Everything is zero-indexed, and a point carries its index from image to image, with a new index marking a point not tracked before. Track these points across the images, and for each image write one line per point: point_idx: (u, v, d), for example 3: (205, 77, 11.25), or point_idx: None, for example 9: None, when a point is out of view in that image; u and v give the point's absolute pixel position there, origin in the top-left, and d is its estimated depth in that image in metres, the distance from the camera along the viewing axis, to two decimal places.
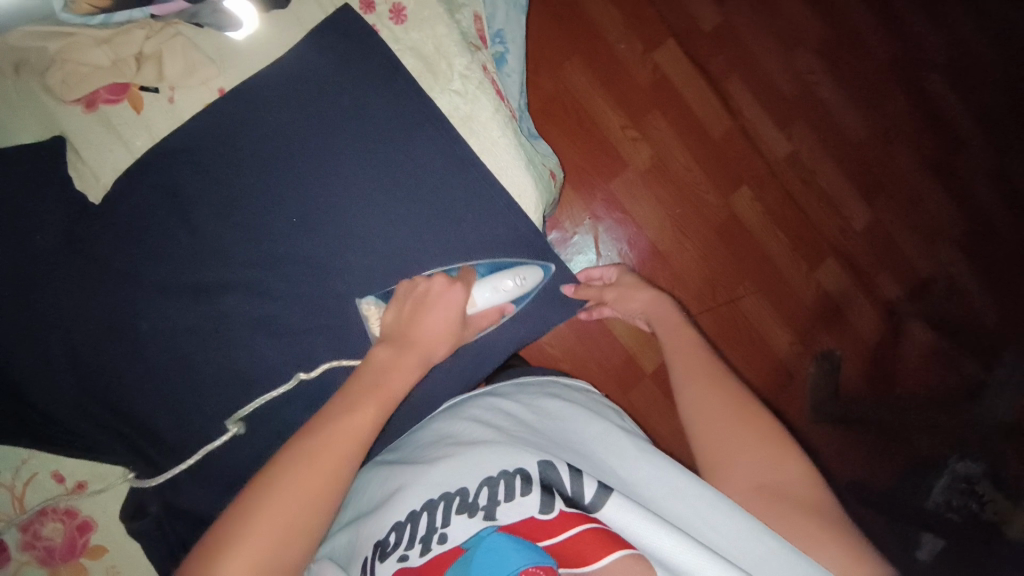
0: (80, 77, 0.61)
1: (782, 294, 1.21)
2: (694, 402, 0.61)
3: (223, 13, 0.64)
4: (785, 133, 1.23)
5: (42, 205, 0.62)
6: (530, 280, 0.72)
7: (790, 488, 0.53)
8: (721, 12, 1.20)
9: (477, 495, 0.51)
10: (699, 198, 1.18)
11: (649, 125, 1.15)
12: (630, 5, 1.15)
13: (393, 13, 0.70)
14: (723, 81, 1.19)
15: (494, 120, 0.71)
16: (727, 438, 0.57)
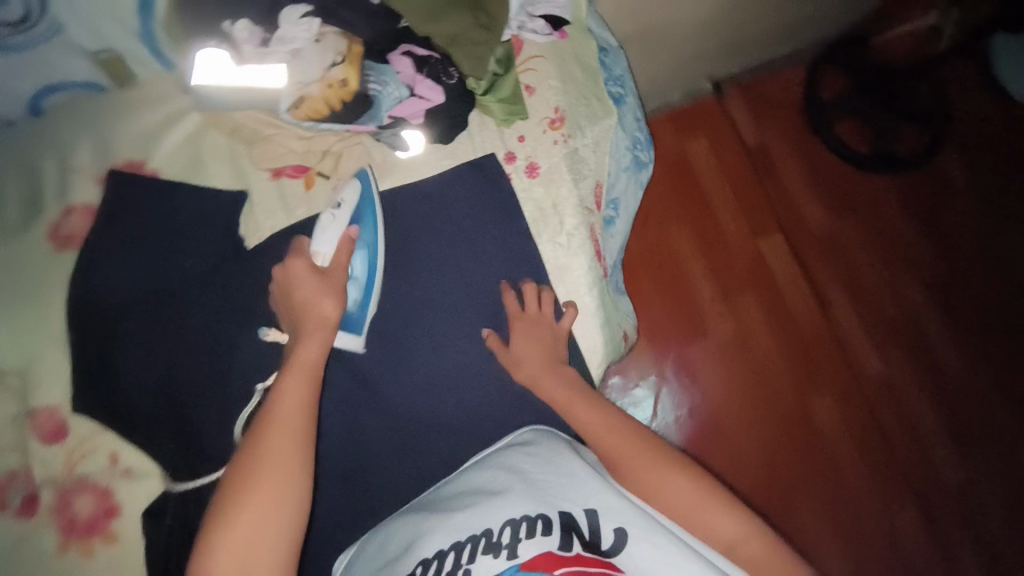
0: (278, 157, 0.78)
1: (842, 518, 1.10)
2: (637, 475, 0.60)
3: (397, 137, 0.77)
4: (882, 355, 1.19)
5: (209, 234, 0.76)
6: (352, 196, 0.73)
7: (749, 547, 0.54)
8: (838, 221, 1.25)
9: (500, 534, 0.55)
10: (773, 392, 1.15)
11: (738, 303, 1.19)
12: (747, 193, 1.24)
13: (528, 168, 0.81)
14: (823, 281, 1.22)
15: (585, 277, 0.80)
16: (681, 502, 0.58)
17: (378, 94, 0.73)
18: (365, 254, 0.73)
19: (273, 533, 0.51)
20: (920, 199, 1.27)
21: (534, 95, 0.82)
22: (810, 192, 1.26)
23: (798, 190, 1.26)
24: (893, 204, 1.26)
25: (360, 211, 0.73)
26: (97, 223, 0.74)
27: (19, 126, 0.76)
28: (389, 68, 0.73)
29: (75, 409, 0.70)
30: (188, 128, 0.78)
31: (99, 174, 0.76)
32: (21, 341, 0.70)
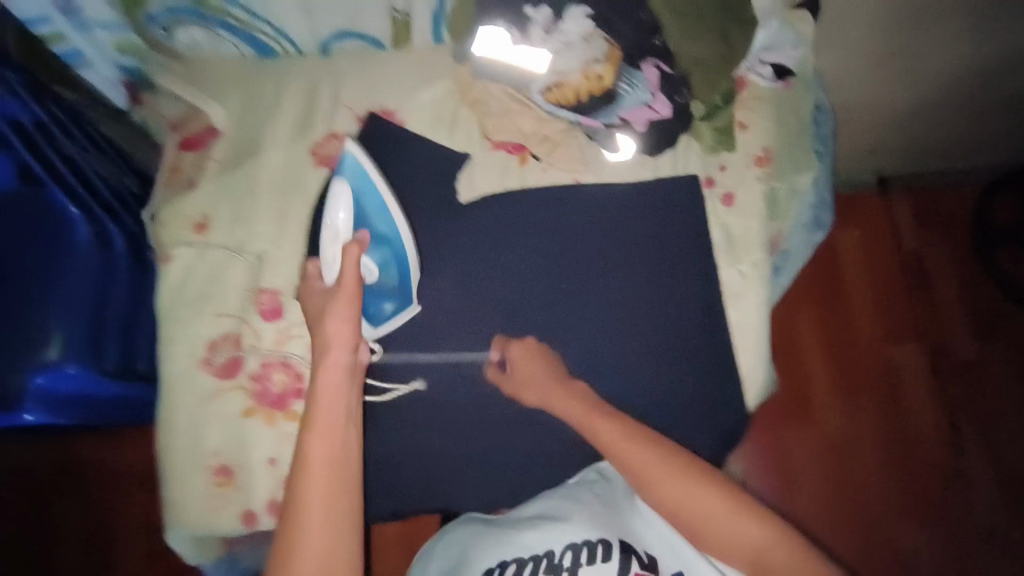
0: (504, 131, 0.87)
1: None
2: (663, 493, 0.61)
3: (614, 139, 0.85)
4: (999, 498, 1.10)
5: (432, 184, 0.88)
6: (340, 192, 0.74)
7: (779, 555, 0.55)
8: (984, 352, 1.17)
9: (561, 557, 0.59)
10: (869, 506, 1.09)
11: (855, 402, 1.14)
12: (891, 295, 1.19)
13: (724, 196, 0.84)
14: (953, 410, 1.14)
15: (757, 309, 0.81)
16: (707, 511, 0.59)
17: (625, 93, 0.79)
18: (381, 247, 0.75)
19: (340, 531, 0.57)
20: None
21: (746, 132, 0.86)
22: (961, 314, 1.19)
23: (947, 302, 1.19)
24: None
25: (360, 209, 0.74)
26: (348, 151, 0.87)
27: (303, 57, 0.91)
28: (641, 73, 0.79)
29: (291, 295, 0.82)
30: (439, 93, 0.91)
31: (360, 113, 0.90)
32: (268, 230, 0.84)
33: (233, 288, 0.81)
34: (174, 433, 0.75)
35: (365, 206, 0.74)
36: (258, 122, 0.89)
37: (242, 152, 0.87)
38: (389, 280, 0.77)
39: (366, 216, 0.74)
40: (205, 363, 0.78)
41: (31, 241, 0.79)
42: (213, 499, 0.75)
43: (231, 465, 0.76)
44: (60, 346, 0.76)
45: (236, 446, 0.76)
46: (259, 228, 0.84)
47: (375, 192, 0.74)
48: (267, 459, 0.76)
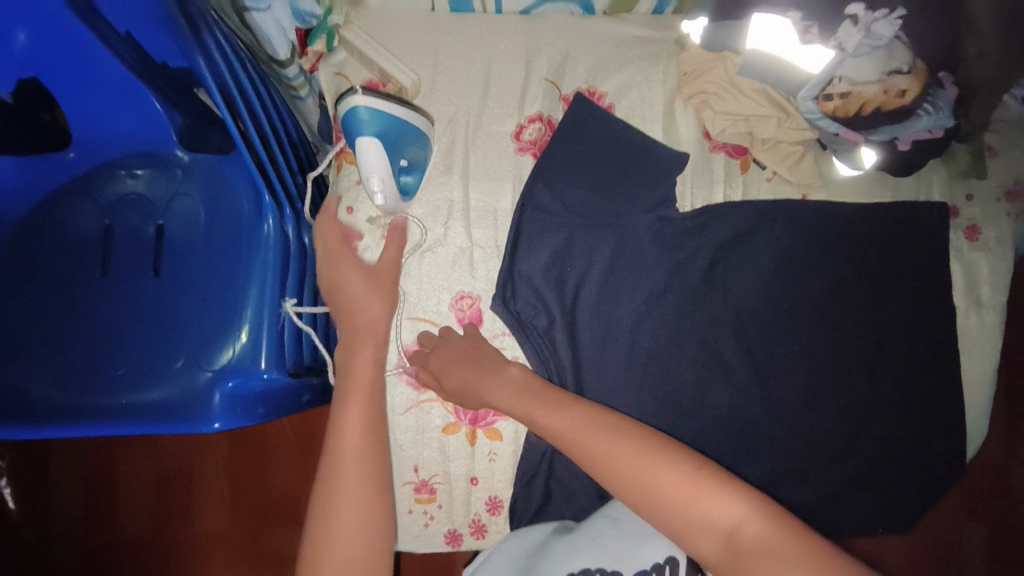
0: (733, 131, 0.77)
1: None
2: (614, 476, 0.49)
3: (857, 154, 0.73)
4: None
5: (647, 184, 0.76)
6: (370, 152, 0.64)
7: (753, 535, 0.44)
8: None
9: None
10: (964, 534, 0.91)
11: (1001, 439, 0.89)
12: None
13: (969, 230, 0.77)
14: None
15: (990, 354, 0.77)
16: (670, 489, 0.47)
17: (923, 117, 0.66)
18: (409, 145, 0.69)
19: (371, 486, 0.54)
20: None
21: (996, 158, 0.78)
22: None
23: None
24: None
25: (385, 139, 0.65)
26: (556, 136, 0.76)
27: (501, 16, 0.79)
28: (945, 93, 0.66)
29: (495, 306, 0.72)
30: (657, 80, 0.79)
31: (565, 93, 0.78)
32: (466, 225, 0.75)
33: (430, 290, 0.73)
34: None
35: (391, 132, 0.65)
36: (453, 93, 0.76)
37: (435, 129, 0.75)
38: (417, 156, 0.71)
39: (391, 141, 0.66)
40: (402, 372, 0.71)
41: (227, 222, 0.72)
42: (410, 516, 0.71)
43: (433, 481, 0.71)
44: (250, 341, 0.68)
45: (439, 466, 0.71)
46: (456, 222, 0.75)
47: (390, 117, 0.65)
48: (470, 479, 0.71)
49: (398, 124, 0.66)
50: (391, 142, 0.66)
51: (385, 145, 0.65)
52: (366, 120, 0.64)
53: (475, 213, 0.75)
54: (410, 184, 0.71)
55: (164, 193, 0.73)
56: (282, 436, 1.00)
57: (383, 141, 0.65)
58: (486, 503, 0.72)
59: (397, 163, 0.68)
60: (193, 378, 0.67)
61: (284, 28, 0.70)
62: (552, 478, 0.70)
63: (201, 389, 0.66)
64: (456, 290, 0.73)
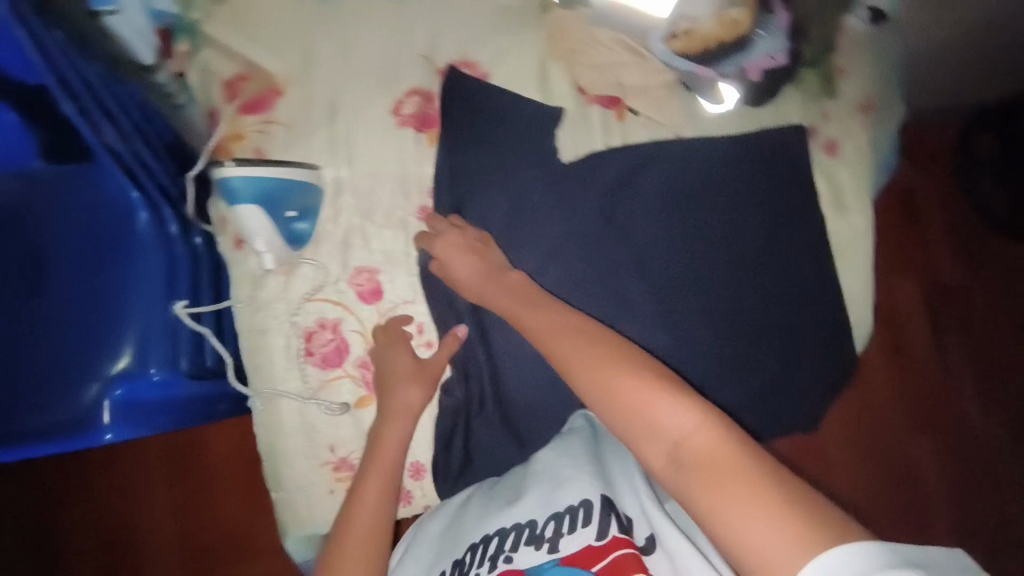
0: (602, 83, 0.82)
1: None
2: (579, 376, 0.56)
3: (717, 91, 0.80)
4: (997, 414, 1.11)
5: (528, 142, 0.79)
6: (249, 218, 0.69)
7: (700, 444, 0.48)
8: (976, 277, 1.16)
9: (544, 526, 0.56)
10: (875, 419, 1.10)
11: (874, 339, 1.13)
12: (895, 226, 1.18)
13: (828, 146, 0.82)
14: (952, 341, 1.14)
15: (863, 257, 0.82)
16: (623, 388, 0.53)
17: (760, 40, 0.75)
18: (296, 197, 0.71)
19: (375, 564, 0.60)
20: None
21: (847, 78, 0.83)
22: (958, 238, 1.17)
23: (946, 229, 1.18)
24: None
25: (263, 199, 0.69)
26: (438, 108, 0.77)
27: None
28: (773, 18, 0.75)
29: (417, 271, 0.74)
30: (523, 44, 0.81)
31: (440, 67, 0.79)
32: (358, 202, 0.75)
33: (325, 271, 0.72)
34: (283, 441, 0.69)
35: (269, 194, 0.69)
36: (324, 76, 0.76)
37: (312, 113, 0.75)
38: (307, 203, 0.72)
39: (272, 202, 0.70)
40: (306, 356, 0.70)
41: (103, 231, 0.70)
42: (332, 497, 0.69)
43: (352, 458, 0.70)
44: (137, 349, 0.67)
45: (354, 442, 0.70)
46: (346, 201, 0.75)
47: (265, 180, 0.69)
48: None
49: (275, 184, 0.69)
50: (270, 202, 0.69)
51: (266, 208, 0.70)
52: (240, 188, 0.68)
53: (363, 189, 0.75)
54: (304, 231, 0.72)
55: (27, 206, 0.69)
56: (227, 442, 0.98)
57: (262, 205, 0.69)
58: (409, 469, 0.72)
59: (281, 217, 0.71)
60: (77, 397, 0.65)
61: (145, 36, 0.70)
62: (469, 431, 0.72)
63: (89, 404, 0.65)
64: (354, 266, 0.73)
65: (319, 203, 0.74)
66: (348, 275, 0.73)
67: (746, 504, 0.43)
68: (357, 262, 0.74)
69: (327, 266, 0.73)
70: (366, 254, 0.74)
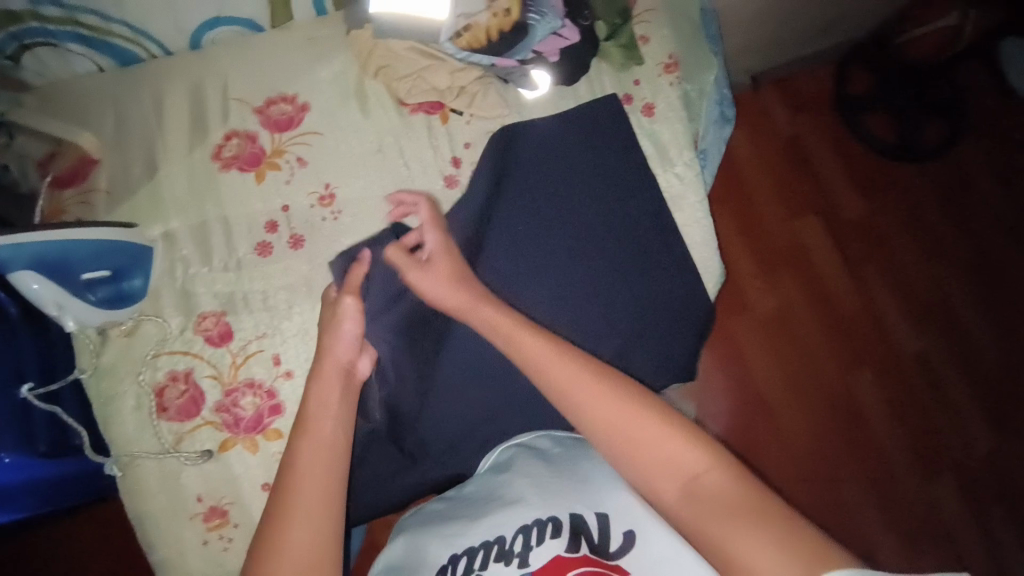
0: (419, 92, 0.82)
1: (879, 475, 1.18)
2: (582, 411, 0.57)
3: (530, 77, 0.83)
4: (914, 318, 1.25)
5: (357, 161, 0.81)
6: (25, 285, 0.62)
7: (713, 482, 0.52)
8: (870, 202, 1.30)
9: (512, 542, 0.55)
10: (803, 347, 1.23)
11: (780, 277, 1.26)
12: (783, 168, 1.31)
13: (645, 108, 0.87)
14: (861, 263, 1.27)
15: (699, 205, 0.87)
16: (644, 435, 0.55)
17: (536, 24, 0.78)
18: (93, 258, 0.66)
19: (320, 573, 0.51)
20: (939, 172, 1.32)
21: (649, 44, 0.89)
22: (841, 164, 1.32)
23: (828, 164, 1.32)
24: (920, 173, 1.32)
25: (41, 266, 0.62)
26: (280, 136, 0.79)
27: (170, 56, 0.81)
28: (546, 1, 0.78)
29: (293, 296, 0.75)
30: (336, 68, 0.83)
31: (257, 105, 0.80)
32: (195, 248, 0.75)
33: (168, 324, 0.72)
34: (148, 501, 0.68)
35: (50, 258, 0.62)
36: (138, 138, 0.78)
37: (132, 175, 0.76)
38: (124, 260, 0.70)
39: (55, 266, 0.63)
40: (159, 413, 0.70)
41: None
42: (209, 547, 0.69)
43: (223, 504, 0.69)
44: None
45: (221, 487, 0.70)
46: (182, 253, 0.75)
47: (36, 245, 0.60)
48: (262, 485, 0.70)
49: (53, 248, 0.62)
50: (52, 268, 0.63)
51: (47, 274, 0.63)
52: (8, 257, 0.59)
53: (195, 236, 0.76)
54: (137, 287, 0.72)
55: None
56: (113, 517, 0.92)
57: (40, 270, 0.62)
58: None
59: (75, 278, 0.66)
60: None
61: None
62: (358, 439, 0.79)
63: None
64: (196, 314, 0.73)
65: (151, 260, 0.73)
66: (191, 324, 0.73)
67: (755, 535, 0.47)
68: (198, 310, 0.74)
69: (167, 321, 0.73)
70: (208, 300, 0.74)
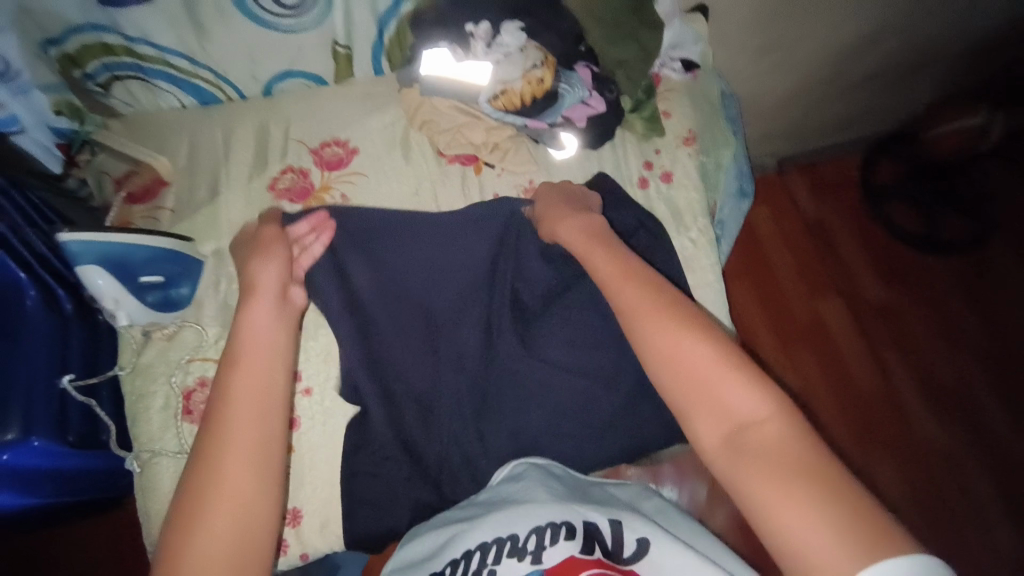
0: (457, 144, 0.91)
1: (914, 468, 1.32)
2: (652, 337, 0.56)
3: (559, 139, 0.90)
4: (925, 403, 1.39)
5: (394, 202, 0.89)
6: (88, 277, 0.71)
7: (770, 432, 0.49)
8: (891, 294, 1.49)
9: (526, 540, 0.56)
10: (819, 422, 1.34)
11: (798, 356, 1.40)
12: (804, 257, 1.49)
13: (663, 175, 0.94)
14: (883, 352, 1.43)
15: (712, 268, 0.91)
16: (695, 361, 0.54)
17: (565, 94, 0.87)
18: (151, 263, 0.74)
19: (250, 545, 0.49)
20: (976, 285, 1.51)
21: (671, 119, 0.97)
22: (867, 260, 1.52)
23: (851, 255, 1.51)
24: (929, 267, 1.53)
25: (108, 261, 0.71)
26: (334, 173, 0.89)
27: (244, 100, 0.93)
28: (575, 74, 0.88)
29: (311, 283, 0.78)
30: (387, 120, 0.93)
31: (314, 145, 0.90)
32: None
33: (202, 333, 0.78)
34: (158, 499, 0.71)
35: (117, 256, 0.71)
36: (204, 165, 0.88)
37: (194, 197, 0.86)
38: (174, 270, 0.77)
39: (119, 264, 0.72)
40: (183, 414, 0.74)
41: None
42: None
43: None
44: (24, 421, 0.68)
45: None
46: (226, 268, 0.82)
47: (109, 245, 0.70)
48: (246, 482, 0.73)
49: (118, 247, 0.71)
50: (116, 265, 0.72)
51: (112, 270, 0.72)
52: (81, 251, 0.69)
53: None
54: (183, 296, 0.79)
55: None
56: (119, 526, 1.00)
57: (106, 264, 0.71)
58: (288, 515, 0.77)
59: (133, 278, 0.74)
60: None
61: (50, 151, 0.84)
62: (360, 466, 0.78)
63: None
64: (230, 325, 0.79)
65: (199, 272, 0.81)
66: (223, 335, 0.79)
67: (804, 501, 0.45)
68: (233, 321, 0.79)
69: (203, 330, 0.78)
70: None
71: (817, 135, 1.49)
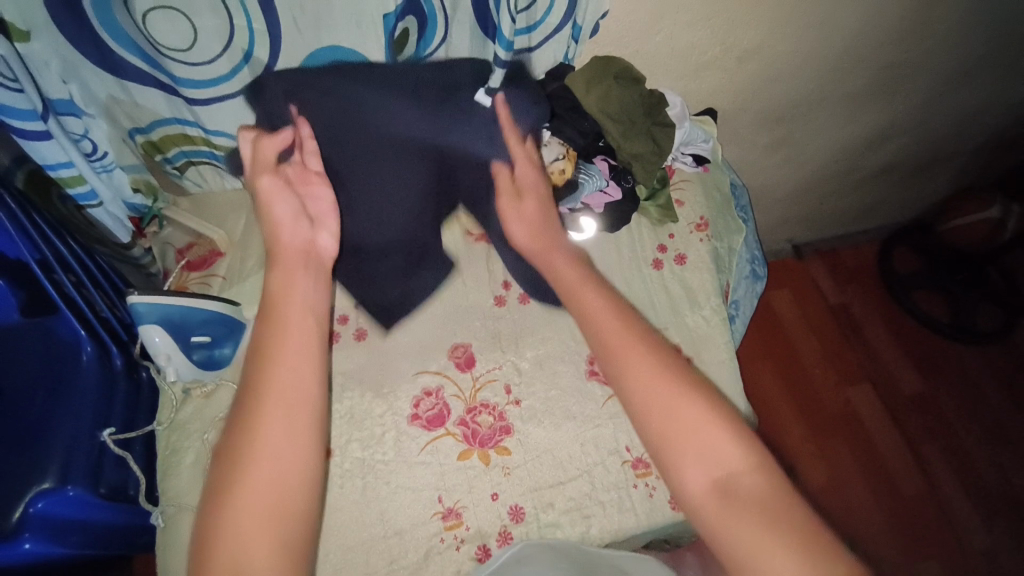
0: None
1: (961, 573, 1.23)
2: (635, 377, 0.57)
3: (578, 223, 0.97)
4: (966, 500, 1.33)
5: None
6: (149, 335, 0.78)
7: (749, 483, 0.51)
8: (923, 383, 1.47)
9: None
10: (855, 514, 1.27)
11: (830, 443, 1.36)
12: (828, 342, 1.49)
13: (677, 258, 1.00)
14: (918, 443, 1.38)
15: (726, 347, 0.93)
16: (676, 409, 0.55)
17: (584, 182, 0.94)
18: (203, 324, 0.81)
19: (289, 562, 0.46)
20: (1009, 377, 1.49)
21: (683, 207, 1.04)
22: (892, 347, 1.51)
23: (877, 342, 1.51)
24: (955, 355, 1.51)
25: (166, 321, 0.78)
26: None
27: None
28: (593, 166, 0.95)
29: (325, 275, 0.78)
30: None
31: None
32: None
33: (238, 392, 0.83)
34: (176, 557, 0.73)
35: (175, 317, 0.78)
36: (256, 239, 0.97)
37: (245, 267, 0.94)
38: (220, 332, 0.83)
39: (176, 323, 0.79)
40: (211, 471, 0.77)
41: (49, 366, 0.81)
42: None
43: None
44: (67, 470, 0.73)
45: None
46: None
47: (169, 306, 0.77)
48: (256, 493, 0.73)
49: (177, 310, 0.78)
50: (174, 325, 0.79)
51: (168, 329, 0.79)
52: (145, 311, 0.77)
53: None
54: (225, 355, 0.84)
55: None
56: None
57: (164, 324, 0.78)
58: None
59: (185, 338, 0.80)
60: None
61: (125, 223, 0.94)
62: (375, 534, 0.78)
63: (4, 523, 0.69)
64: None
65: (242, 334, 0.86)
66: None
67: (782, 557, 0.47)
68: None
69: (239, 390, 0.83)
70: None
71: (829, 223, 1.55)
